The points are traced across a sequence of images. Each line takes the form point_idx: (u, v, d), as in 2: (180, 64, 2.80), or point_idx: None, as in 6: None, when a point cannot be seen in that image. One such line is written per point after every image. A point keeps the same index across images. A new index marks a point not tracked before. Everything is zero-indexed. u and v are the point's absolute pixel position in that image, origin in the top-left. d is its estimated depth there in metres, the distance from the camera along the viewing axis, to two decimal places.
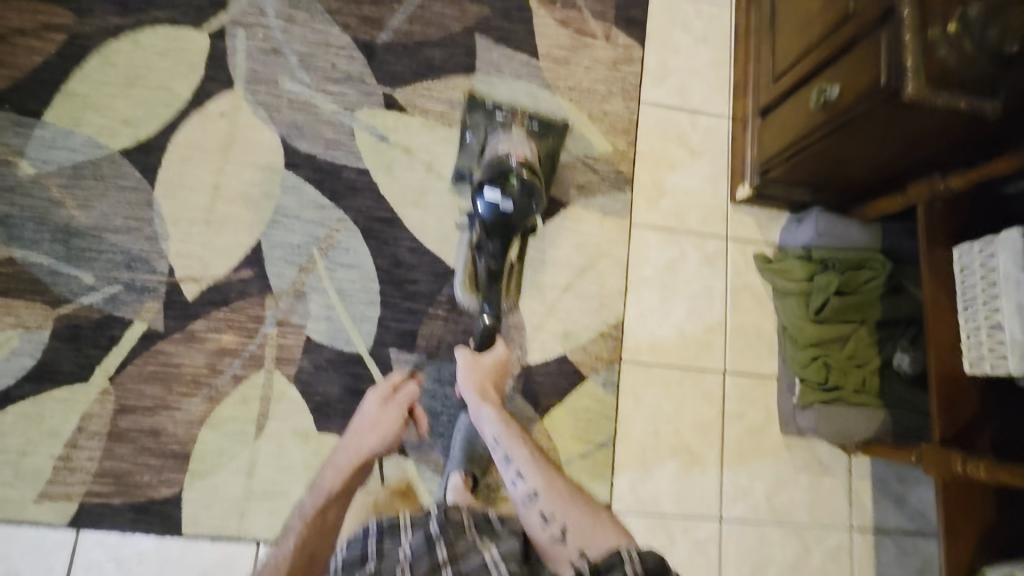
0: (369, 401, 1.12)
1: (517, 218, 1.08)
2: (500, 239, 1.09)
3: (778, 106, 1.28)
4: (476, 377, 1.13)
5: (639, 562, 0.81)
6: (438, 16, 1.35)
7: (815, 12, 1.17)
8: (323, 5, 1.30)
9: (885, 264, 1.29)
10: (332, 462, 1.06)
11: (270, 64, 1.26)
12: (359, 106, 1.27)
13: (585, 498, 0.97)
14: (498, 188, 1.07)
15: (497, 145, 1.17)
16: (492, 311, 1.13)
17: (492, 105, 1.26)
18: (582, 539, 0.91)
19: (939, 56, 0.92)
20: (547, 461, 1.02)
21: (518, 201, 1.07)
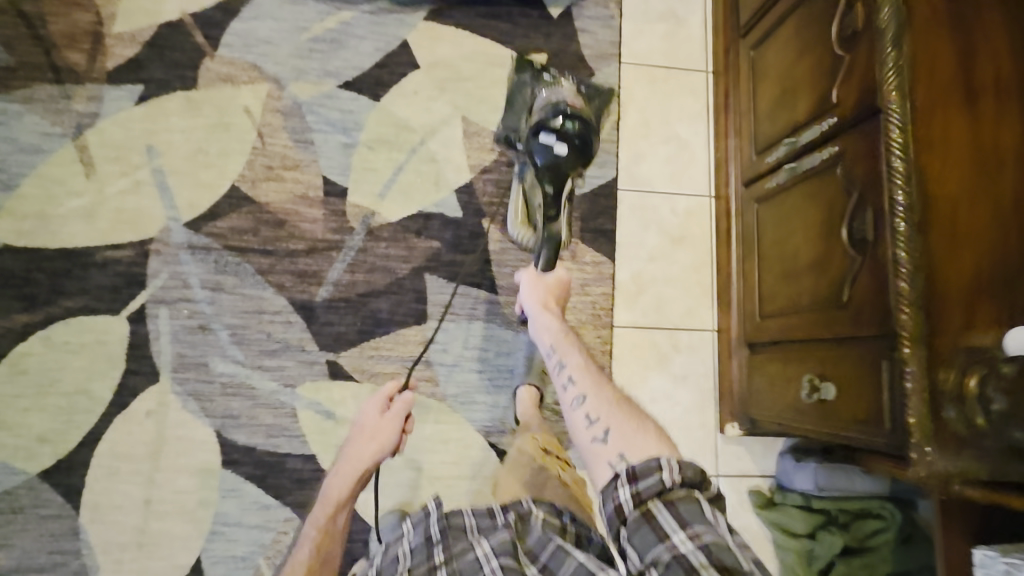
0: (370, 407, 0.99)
1: (571, 162, 1.01)
2: (555, 183, 1.02)
3: (766, 350, 1.13)
4: (538, 293, 1.10)
5: (678, 475, 0.71)
6: (381, 259, 1.22)
7: (802, 268, 1.02)
8: (254, 265, 1.18)
9: (895, 514, 1.14)
10: (337, 470, 0.94)
11: (198, 343, 1.14)
12: (300, 380, 1.16)
13: (631, 405, 0.86)
14: (552, 132, 1.01)
15: (548, 95, 1.10)
16: (552, 240, 1.04)
17: (541, 67, 1.16)
18: (624, 441, 0.79)
19: (948, 417, 0.77)
20: (598, 369, 0.93)
21: (571, 146, 1.00)
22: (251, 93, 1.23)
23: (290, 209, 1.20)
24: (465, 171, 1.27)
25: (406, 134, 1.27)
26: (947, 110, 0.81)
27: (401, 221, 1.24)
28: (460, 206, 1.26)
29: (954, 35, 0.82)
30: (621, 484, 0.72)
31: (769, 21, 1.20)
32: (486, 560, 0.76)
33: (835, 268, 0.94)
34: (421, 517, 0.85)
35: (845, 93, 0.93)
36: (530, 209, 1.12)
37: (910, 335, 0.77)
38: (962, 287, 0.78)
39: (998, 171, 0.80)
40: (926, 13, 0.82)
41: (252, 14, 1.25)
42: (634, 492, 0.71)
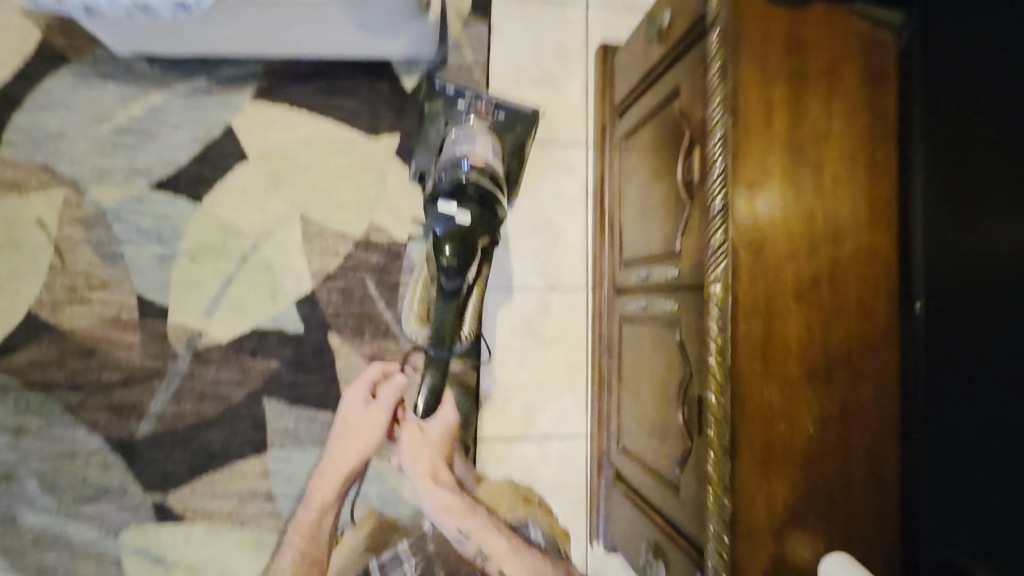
0: (354, 401, 1.15)
1: (482, 230, 0.92)
2: (459, 249, 0.90)
3: (624, 487, 1.07)
4: (422, 456, 1.16)
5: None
6: (212, 384, 1.11)
7: (650, 420, 0.96)
8: (61, 403, 1.06)
9: None
10: (319, 474, 1.14)
11: (2, 495, 1.04)
12: (123, 526, 1.07)
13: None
14: (454, 200, 0.90)
15: (456, 145, 1.00)
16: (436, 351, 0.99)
17: (452, 91, 1.09)
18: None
19: None
20: None
21: (475, 211, 0.91)
22: (44, 201, 1.07)
23: (100, 336, 1.07)
24: (306, 279, 1.14)
25: (235, 240, 1.12)
26: (778, 304, 0.73)
27: (234, 341, 1.11)
28: (302, 319, 1.14)
29: (792, 212, 0.74)
30: None
31: (637, 115, 1.06)
32: None
33: (674, 441, 0.87)
34: None
35: (685, 246, 0.84)
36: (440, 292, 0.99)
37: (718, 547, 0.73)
38: (776, 504, 0.73)
39: (827, 372, 0.74)
40: (757, 189, 0.74)
41: (39, 104, 1.07)
42: None
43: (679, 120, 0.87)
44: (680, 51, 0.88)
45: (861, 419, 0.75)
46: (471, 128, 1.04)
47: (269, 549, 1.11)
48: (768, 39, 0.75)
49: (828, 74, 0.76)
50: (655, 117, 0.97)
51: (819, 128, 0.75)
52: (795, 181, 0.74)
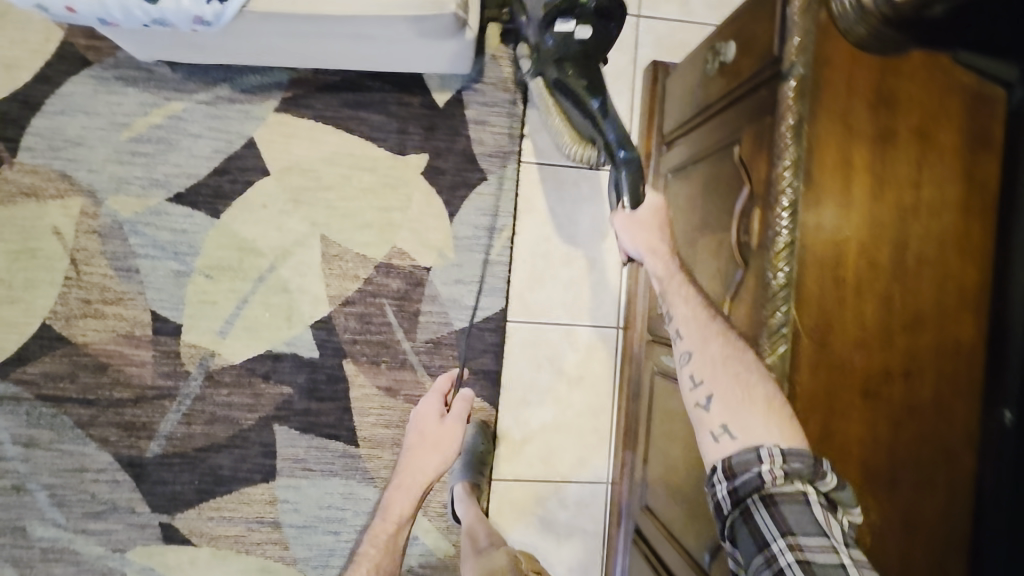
0: (429, 412, 1.04)
1: (594, 45, 0.86)
2: (585, 71, 0.87)
3: (645, 549, 1.00)
4: (645, 237, 0.80)
5: (782, 469, 0.60)
6: (224, 406, 1.07)
7: (679, 490, 0.89)
8: (73, 417, 1.04)
9: None
10: (396, 481, 1.01)
11: (13, 505, 1.03)
12: (130, 544, 1.05)
13: (749, 364, 0.65)
14: (568, 15, 0.82)
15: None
16: (627, 154, 0.83)
17: None
18: (729, 413, 0.65)
19: None
20: (713, 317, 0.71)
21: (592, 25, 0.84)
22: (61, 210, 1.03)
23: (113, 351, 1.05)
24: (323, 303, 1.09)
25: (252, 259, 1.07)
26: (840, 399, 0.64)
27: (247, 363, 1.08)
28: (317, 344, 1.09)
29: (865, 295, 0.65)
30: (718, 480, 0.64)
31: (688, 149, 0.96)
32: None
33: (704, 523, 0.80)
34: None
35: (735, 314, 0.76)
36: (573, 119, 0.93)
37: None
38: None
39: (892, 478, 0.65)
40: (827, 264, 0.64)
41: (57, 108, 1.03)
42: (731, 489, 0.63)
43: (738, 169, 0.77)
44: (744, 91, 0.78)
45: (926, 531, 0.66)
46: None
47: None
48: (851, 91, 0.65)
49: (920, 135, 0.65)
50: (709, 157, 0.88)
51: (905, 197, 0.65)
52: (871, 259, 0.65)
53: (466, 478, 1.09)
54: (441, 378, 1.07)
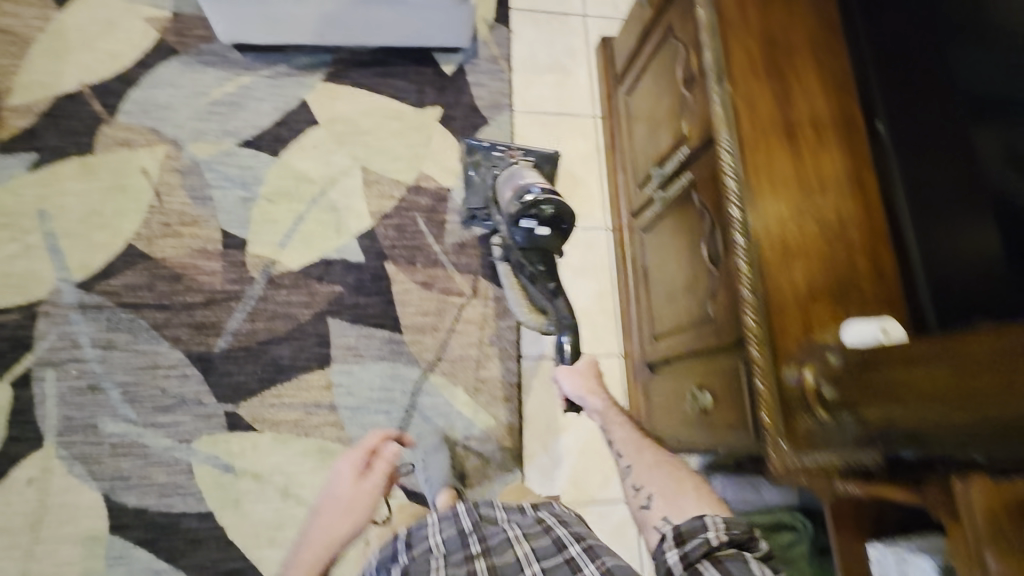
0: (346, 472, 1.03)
1: (556, 240, 1.10)
2: (543, 260, 1.12)
3: (663, 371, 1.17)
4: (581, 381, 1.12)
5: (724, 533, 0.77)
6: (283, 305, 1.23)
7: (680, 288, 1.09)
8: (149, 320, 1.17)
9: (805, 524, 1.14)
10: (302, 546, 0.94)
11: (86, 404, 1.11)
12: (196, 435, 1.13)
13: (672, 466, 0.96)
14: (531, 218, 1.04)
15: (513, 180, 1.13)
16: (569, 326, 1.13)
17: (489, 143, 1.27)
18: (667, 506, 0.89)
19: (803, 424, 0.79)
20: (643, 438, 1.02)
21: (552, 227, 1.06)
22: (149, 155, 1.27)
23: (187, 263, 1.22)
24: (365, 217, 1.32)
25: (306, 186, 1.31)
26: (772, 137, 0.92)
27: (303, 269, 1.26)
28: (362, 251, 1.30)
29: (772, 75, 0.96)
30: (669, 547, 0.77)
31: (637, 69, 1.32)
32: (514, 535, 0.85)
33: (699, 284, 1.02)
34: (450, 513, 0.90)
35: (692, 126, 1.05)
36: (526, 289, 1.18)
37: (757, 341, 0.85)
38: (799, 296, 0.86)
39: (822, 188, 0.92)
40: (746, 56, 0.96)
41: (151, 83, 1.31)
42: (681, 554, 0.76)
43: (675, 43, 1.12)
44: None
45: (859, 224, 0.91)
46: (516, 169, 1.18)
47: (333, 458, 1.16)
48: None
49: None
50: (653, 59, 1.24)
51: (783, 19, 1.00)
52: (771, 53, 0.97)
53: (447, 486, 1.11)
54: (371, 436, 1.10)
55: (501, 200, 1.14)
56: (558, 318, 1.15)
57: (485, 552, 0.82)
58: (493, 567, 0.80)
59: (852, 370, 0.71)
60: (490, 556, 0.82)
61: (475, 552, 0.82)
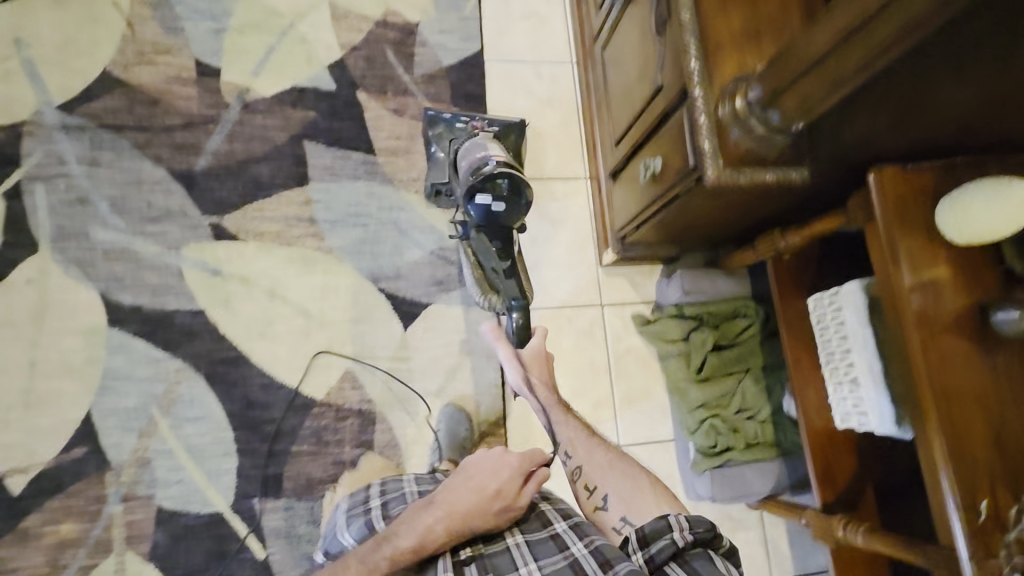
0: (493, 464, 0.88)
1: (511, 218, 1.00)
2: (498, 237, 1.02)
3: (622, 171, 1.24)
4: (535, 370, 1.13)
5: (689, 532, 0.80)
6: (259, 129, 1.28)
7: (634, 80, 1.14)
8: (130, 141, 1.22)
9: (756, 309, 1.27)
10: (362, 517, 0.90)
11: (77, 215, 1.17)
12: (184, 243, 1.19)
13: (624, 464, 1.01)
14: (486, 192, 0.96)
15: (473, 153, 1.06)
16: (519, 303, 1.09)
17: (451, 115, 1.19)
18: (625, 507, 0.95)
19: (736, 138, 0.85)
20: (590, 435, 1.07)
21: (507, 201, 0.98)
22: None
23: (164, 89, 1.26)
24: (335, 49, 1.36)
25: (275, 19, 1.35)
26: None
27: (277, 96, 1.30)
28: (334, 80, 1.34)
29: None
30: (636, 550, 0.81)
31: None
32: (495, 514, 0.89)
33: (649, 64, 1.08)
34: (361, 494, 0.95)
35: None
36: (486, 273, 1.11)
37: (699, 82, 0.90)
38: (735, 38, 0.89)
39: None
40: None
41: None
42: (648, 556, 0.80)
43: None
44: None
45: None
46: (478, 140, 1.11)
47: (315, 264, 1.23)
48: None
49: None
50: None
51: None
52: None
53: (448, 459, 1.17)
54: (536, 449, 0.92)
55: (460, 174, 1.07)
56: (506, 297, 1.10)
57: (466, 536, 0.86)
58: (477, 535, 0.86)
59: (776, 64, 0.77)
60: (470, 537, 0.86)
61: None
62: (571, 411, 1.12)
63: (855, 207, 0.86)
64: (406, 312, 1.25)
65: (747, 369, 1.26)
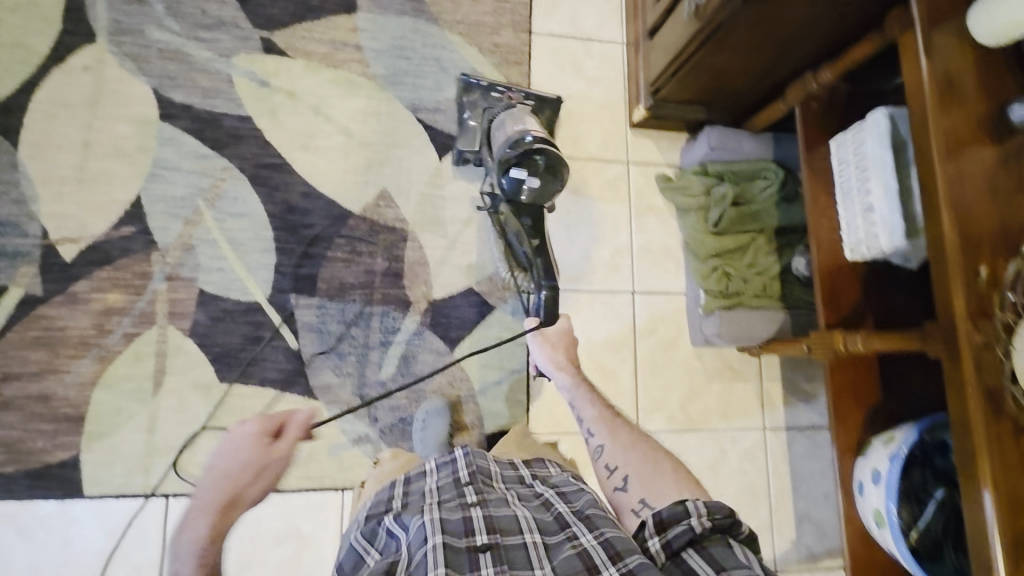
0: (250, 443, 0.82)
1: (541, 198, 1.02)
2: (529, 212, 1.06)
3: (662, 23, 1.26)
4: (556, 352, 1.15)
5: (708, 518, 0.72)
6: None
7: None
8: None
9: (778, 173, 1.32)
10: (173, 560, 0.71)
11: (133, 13, 1.20)
12: (235, 52, 1.23)
13: (645, 446, 0.97)
14: (522, 168, 0.98)
15: (507, 125, 1.06)
16: (549, 284, 1.07)
17: (488, 83, 1.19)
18: (643, 488, 0.91)
19: None
20: (612, 416, 1.04)
21: (541, 177, 0.99)
22: None
23: None
24: None
25: None
26: None
27: None
28: None
29: None
30: (650, 534, 0.73)
31: None
32: (511, 496, 0.82)
33: None
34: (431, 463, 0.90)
35: None
36: (513, 251, 1.14)
37: None
38: None
39: None
40: None
41: None
42: (664, 542, 0.72)
43: None
44: None
45: None
46: (516, 110, 1.11)
47: (359, 88, 1.27)
48: None
49: None
50: None
51: None
52: None
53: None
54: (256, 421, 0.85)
55: (494, 145, 1.08)
56: (536, 277, 1.09)
57: (481, 502, 0.78)
58: (491, 521, 0.74)
59: None
60: (485, 506, 0.77)
61: (472, 500, 0.78)
62: (591, 386, 1.11)
63: (892, 20, 0.91)
64: (443, 144, 1.30)
65: (762, 230, 1.32)
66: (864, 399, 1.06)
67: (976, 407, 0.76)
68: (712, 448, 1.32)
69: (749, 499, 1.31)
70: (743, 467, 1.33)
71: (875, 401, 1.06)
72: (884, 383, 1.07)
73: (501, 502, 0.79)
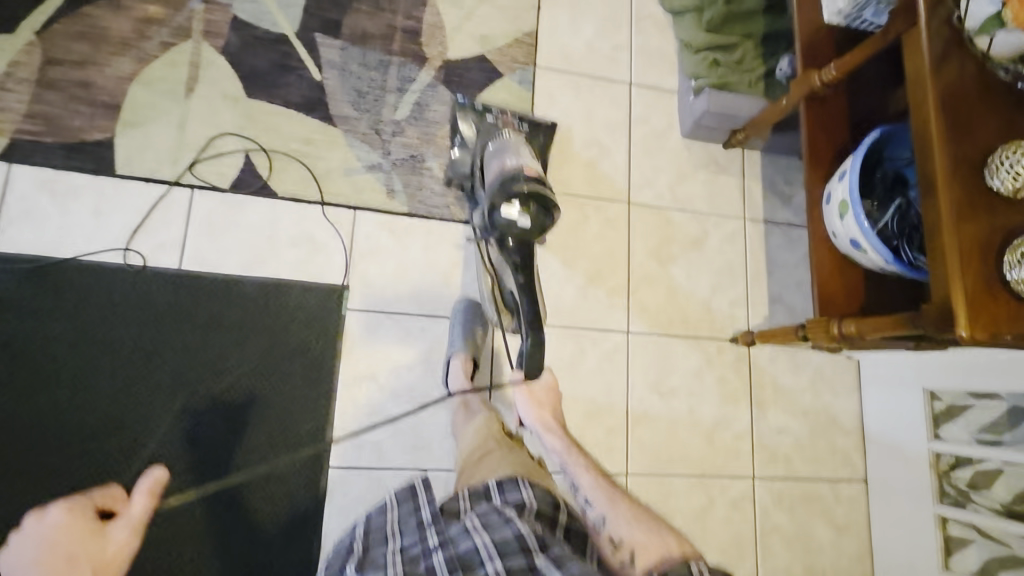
0: None
1: (534, 234, 0.98)
2: (519, 249, 0.98)
3: None
4: (536, 409, 1.11)
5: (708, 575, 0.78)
6: None
7: None
8: None
9: None
10: None
11: None
12: None
13: (649, 518, 0.91)
14: (512, 206, 0.96)
15: (503, 156, 1.08)
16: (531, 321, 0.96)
17: (481, 105, 1.23)
18: (649, 560, 0.83)
19: None
20: (611, 486, 0.98)
21: (533, 217, 0.97)
22: None
23: None
24: None
25: None
26: None
27: None
28: None
29: None
30: None
31: None
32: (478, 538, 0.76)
33: None
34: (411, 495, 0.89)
35: None
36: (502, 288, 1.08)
37: None
38: None
39: None
40: None
41: None
42: None
43: None
44: None
45: None
46: (506, 142, 1.13)
47: None
48: None
49: None
50: None
51: None
52: None
53: (462, 353, 1.17)
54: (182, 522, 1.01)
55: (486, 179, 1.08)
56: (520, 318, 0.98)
57: (441, 543, 0.78)
58: (454, 558, 0.74)
59: None
60: (444, 547, 0.77)
61: (435, 545, 0.78)
62: (584, 453, 1.06)
63: None
64: None
65: (749, 36, 1.38)
66: (834, 136, 1.18)
67: (928, 39, 0.90)
68: (696, 228, 1.43)
69: (727, 276, 1.42)
70: (722, 248, 1.44)
71: (842, 140, 1.18)
72: (853, 125, 1.19)
73: (467, 551, 0.75)
